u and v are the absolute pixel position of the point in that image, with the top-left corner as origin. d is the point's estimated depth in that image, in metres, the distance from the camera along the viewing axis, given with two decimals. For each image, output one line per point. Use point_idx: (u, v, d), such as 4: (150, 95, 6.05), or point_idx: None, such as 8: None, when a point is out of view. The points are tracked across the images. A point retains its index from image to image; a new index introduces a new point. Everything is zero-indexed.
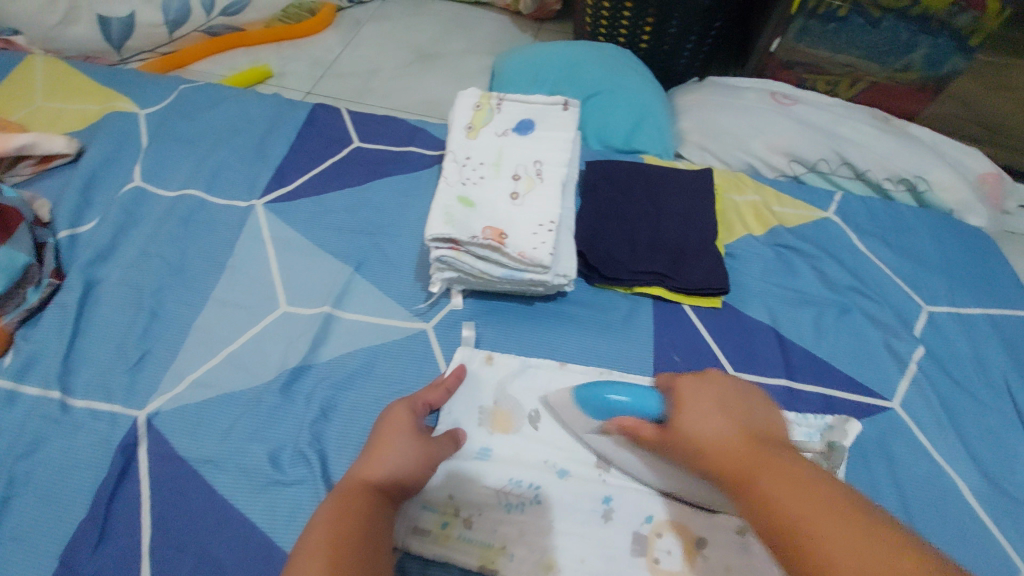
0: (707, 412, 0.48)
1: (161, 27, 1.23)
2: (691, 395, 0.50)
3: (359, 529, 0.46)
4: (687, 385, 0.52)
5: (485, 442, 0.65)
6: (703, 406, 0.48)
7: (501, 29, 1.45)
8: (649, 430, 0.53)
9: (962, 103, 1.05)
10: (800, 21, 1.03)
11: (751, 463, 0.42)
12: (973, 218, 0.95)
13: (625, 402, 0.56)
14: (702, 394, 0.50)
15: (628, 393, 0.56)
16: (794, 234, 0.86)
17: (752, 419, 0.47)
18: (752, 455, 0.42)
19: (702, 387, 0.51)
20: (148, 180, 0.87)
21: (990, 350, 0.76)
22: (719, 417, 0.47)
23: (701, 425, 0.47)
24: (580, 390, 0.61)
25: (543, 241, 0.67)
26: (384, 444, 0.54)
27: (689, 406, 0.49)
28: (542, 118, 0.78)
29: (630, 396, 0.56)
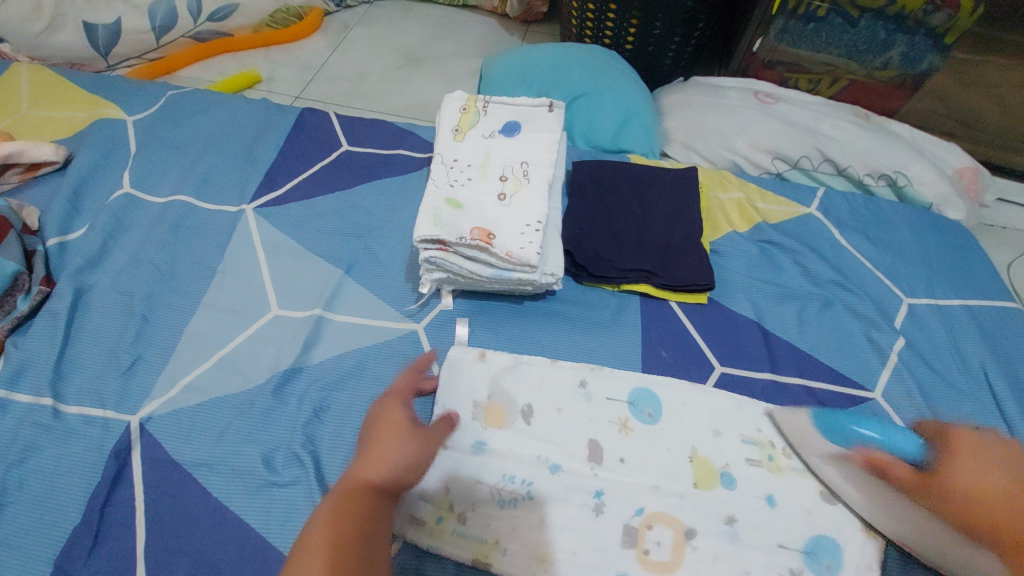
0: (974, 469, 0.59)
1: (148, 33, 1.23)
2: (966, 452, 0.60)
3: (359, 526, 0.46)
4: (962, 442, 0.62)
5: (479, 437, 0.66)
6: (984, 468, 0.59)
7: (489, 32, 1.46)
8: (903, 471, 0.61)
9: (940, 98, 1.08)
10: (780, 21, 1.05)
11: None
12: (952, 211, 0.97)
13: (874, 437, 0.62)
14: (975, 451, 0.60)
15: (877, 430, 0.62)
16: (777, 230, 0.88)
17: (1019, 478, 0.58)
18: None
19: (978, 446, 0.61)
20: (137, 186, 0.87)
21: (968, 340, 0.78)
22: (995, 475, 0.58)
23: (981, 478, 0.58)
24: (824, 416, 0.65)
25: (530, 241, 0.68)
26: (380, 444, 0.55)
27: (963, 461, 0.60)
28: (528, 120, 0.79)
29: (881, 435, 0.62)
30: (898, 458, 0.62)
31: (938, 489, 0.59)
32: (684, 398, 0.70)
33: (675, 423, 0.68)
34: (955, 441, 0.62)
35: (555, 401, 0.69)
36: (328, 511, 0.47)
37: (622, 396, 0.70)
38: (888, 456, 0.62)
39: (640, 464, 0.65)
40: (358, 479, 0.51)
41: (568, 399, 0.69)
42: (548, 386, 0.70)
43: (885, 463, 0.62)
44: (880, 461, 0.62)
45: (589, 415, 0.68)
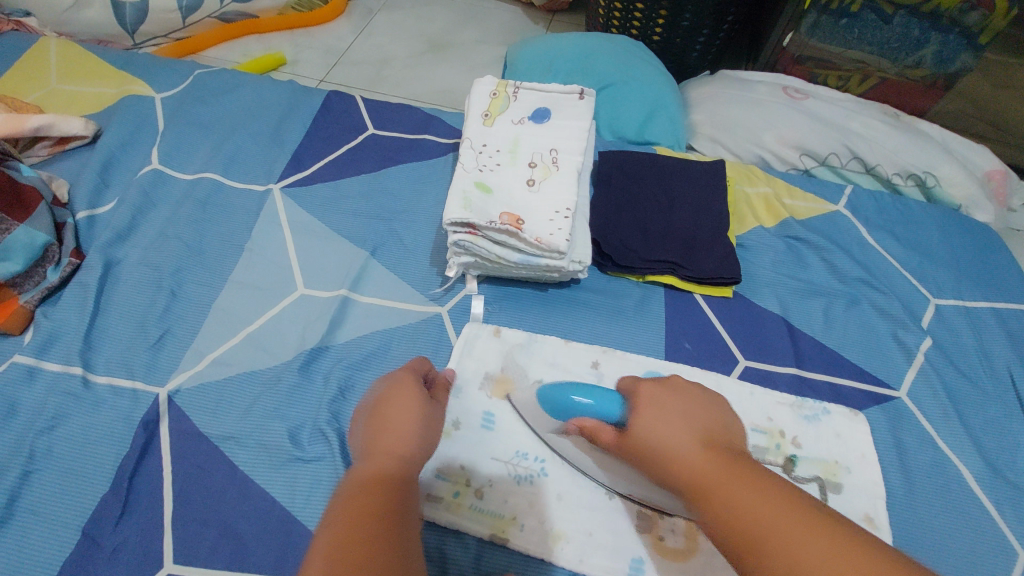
0: (662, 417, 0.48)
1: (174, 12, 1.23)
2: (649, 399, 0.50)
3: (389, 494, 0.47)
4: (647, 395, 0.50)
5: (488, 407, 0.66)
6: (666, 414, 0.48)
7: (513, 20, 1.45)
8: (608, 435, 0.51)
9: (970, 100, 1.05)
10: (812, 16, 1.04)
11: (712, 479, 0.41)
12: (980, 213, 0.96)
13: (588, 405, 0.53)
14: (664, 397, 0.50)
15: (592, 396, 0.53)
16: (804, 226, 0.87)
17: (711, 426, 0.47)
18: (720, 468, 0.42)
19: (663, 395, 0.50)
20: (165, 163, 0.87)
21: (995, 342, 0.77)
22: (678, 424, 0.46)
23: (660, 429, 0.46)
24: (547, 391, 0.58)
25: (559, 227, 0.67)
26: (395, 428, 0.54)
27: (645, 408, 0.49)
28: (558, 107, 0.79)
29: (594, 403, 0.53)
30: (603, 421, 0.52)
31: (633, 450, 0.48)
32: (695, 383, 0.70)
33: None
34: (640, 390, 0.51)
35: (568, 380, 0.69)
36: (353, 497, 0.45)
37: None
38: (594, 420, 0.53)
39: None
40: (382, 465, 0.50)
41: (580, 377, 0.70)
42: (562, 364, 0.71)
43: (594, 430, 0.52)
44: (587, 428, 0.53)
45: None
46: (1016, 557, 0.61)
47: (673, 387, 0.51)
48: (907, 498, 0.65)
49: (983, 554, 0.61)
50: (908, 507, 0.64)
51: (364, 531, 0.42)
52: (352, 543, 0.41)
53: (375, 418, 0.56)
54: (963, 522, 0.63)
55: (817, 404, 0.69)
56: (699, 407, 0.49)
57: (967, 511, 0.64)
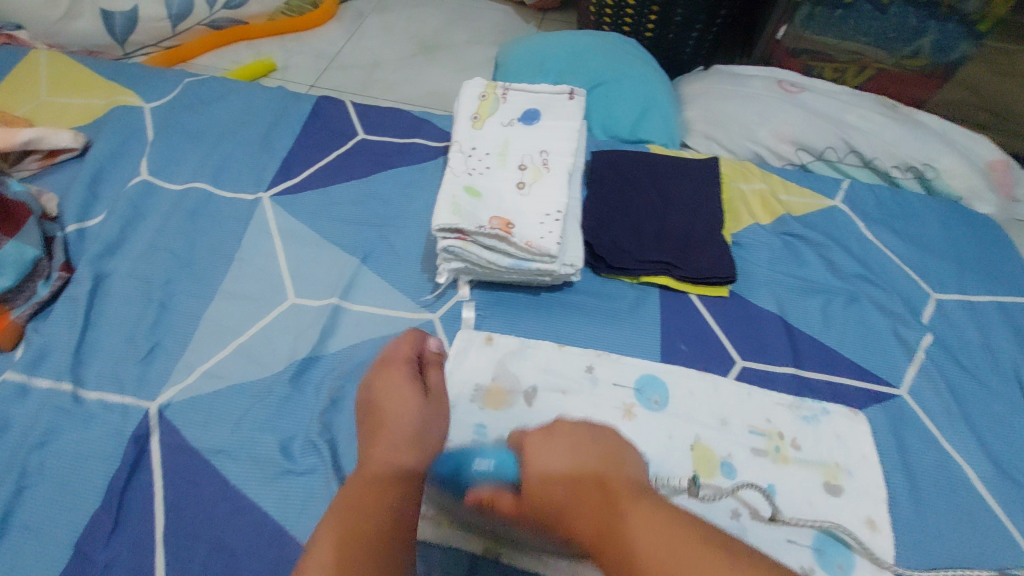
0: (551, 470, 0.48)
1: (164, 21, 1.23)
2: (536, 454, 0.50)
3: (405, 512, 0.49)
4: (531, 447, 0.51)
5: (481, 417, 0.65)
6: (547, 465, 0.48)
7: (505, 20, 1.45)
8: (507, 501, 0.52)
9: (969, 88, 1.03)
10: (807, 7, 1.02)
11: (603, 530, 0.42)
12: (981, 205, 0.95)
13: (488, 470, 0.56)
14: (549, 450, 0.50)
15: (492, 460, 0.57)
16: (800, 223, 0.86)
17: (598, 463, 0.47)
18: (605, 512, 0.43)
19: (546, 444, 0.50)
20: (154, 174, 0.87)
21: (999, 337, 0.76)
22: (562, 478, 0.47)
23: (551, 487, 0.47)
24: (445, 463, 0.58)
25: (549, 230, 0.67)
26: (398, 424, 0.55)
27: (535, 458, 0.50)
28: (548, 107, 0.77)
29: (493, 466, 0.56)
30: (500, 488, 0.53)
31: (539, 514, 0.48)
32: (691, 385, 0.69)
33: (684, 411, 0.67)
34: (526, 444, 0.52)
35: (562, 385, 0.69)
36: (350, 491, 0.48)
37: (630, 382, 0.69)
38: (490, 488, 0.54)
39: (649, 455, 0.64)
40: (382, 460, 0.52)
41: (574, 382, 0.69)
42: (555, 369, 0.70)
43: (492, 498, 0.53)
44: (485, 498, 0.53)
45: (595, 400, 0.68)
46: None
47: (557, 431, 0.51)
48: (910, 499, 0.63)
49: (990, 556, 0.60)
50: (911, 509, 0.63)
51: (364, 523, 0.45)
52: (353, 536, 0.44)
53: (375, 413, 0.57)
54: (969, 523, 0.62)
55: (816, 404, 0.68)
56: (582, 447, 0.49)
57: (972, 513, 0.63)
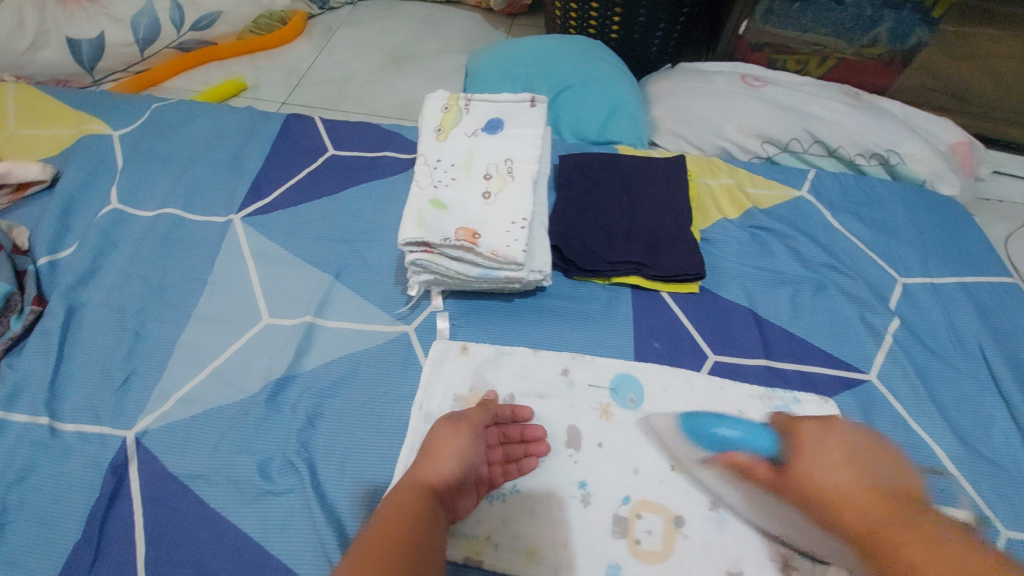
0: (833, 460, 0.55)
1: (131, 46, 1.23)
2: (813, 441, 0.58)
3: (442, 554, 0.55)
4: (808, 433, 0.59)
5: None
6: (825, 459, 0.55)
7: (473, 27, 1.46)
8: (763, 469, 0.59)
9: (931, 73, 1.05)
10: (765, 2, 1.03)
11: (904, 544, 0.48)
12: (946, 187, 0.96)
13: (736, 437, 0.61)
14: (827, 438, 0.58)
15: (737, 430, 0.61)
16: (767, 215, 0.88)
17: (881, 477, 0.53)
18: (894, 519, 0.50)
19: (824, 437, 0.58)
20: (125, 202, 0.87)
21: (964, 316, 0.77)
22: (848, 475, 0.54)
23: (827, 479, 0.54)
24: (690, 420, 0.64)
25: (515, 238, 0.67)
26: (469, 448, 0.58)
27: (809, 447, 0.57)
28: (511, 116, 0.78)
29: (741, 433, 0.61)
30: (755, 456, 0.60)
31: (791, 487, 0.56)
32: (665, 382, 0.70)
33: (659, 408, 0.68)
34: (801, 430, 0.59)
35: (538, 389, 0.69)
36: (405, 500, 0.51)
37: (605, 383, 0.70)
38: (746, 455, 0.60)
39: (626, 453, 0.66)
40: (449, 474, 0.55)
41: (551, 386, 0.70)
42: (531, 374, 0.71)
43: (749, 464, 0.59)
44: (742, 463, 0.60)
45: (572, 403, 0.68)
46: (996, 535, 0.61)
47: (837, 430, 0.58)
48: None
49: None
50: None
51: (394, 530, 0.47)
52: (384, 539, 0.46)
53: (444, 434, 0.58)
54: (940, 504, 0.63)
55: (787, 394, 0.69)
56: (858, 454, 0.56)
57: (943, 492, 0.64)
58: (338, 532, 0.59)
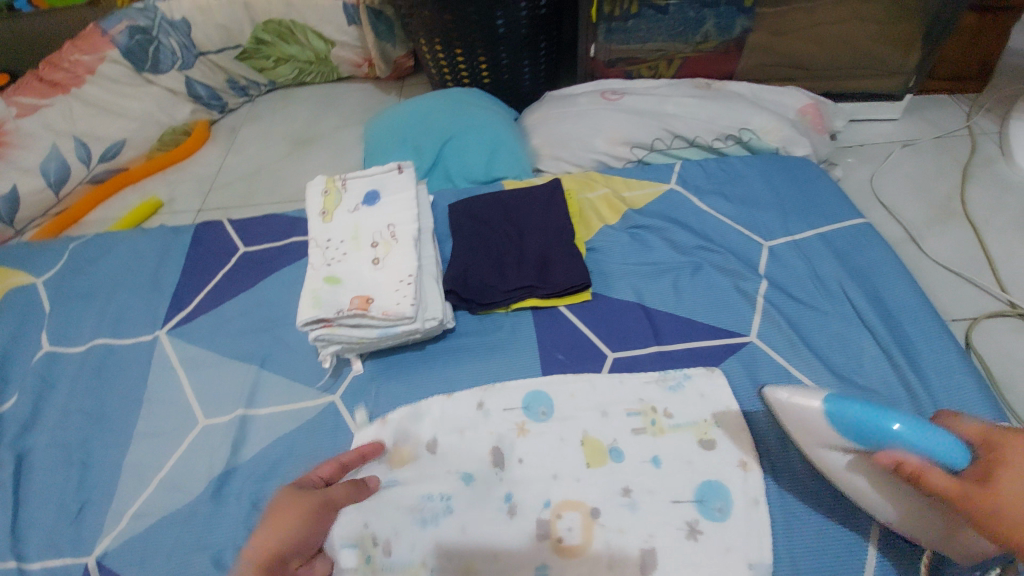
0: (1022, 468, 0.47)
1: (45, 190, 1.28)
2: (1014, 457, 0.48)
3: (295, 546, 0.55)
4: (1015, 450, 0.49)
5: (388, 477, 0.72)
6: None
7: (367, 96, 1.57)
8: (939, 480, 0.50)
9: (767, 51, 1.17)
10: (603, 25, 1.13)
11: None
12: (799, 149, 1.06)
13: (904, 437, 0.51)
14: None
15: (910, 429, 0.51)
16: (643, 214, 0.96)
17: None
18: None
19: None
20: (57, 343, 0.92)
21: (825, 263, 0.86)
22: None
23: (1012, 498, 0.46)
24: (839, 407, 0.55)
25: (404, 295, 0.74)
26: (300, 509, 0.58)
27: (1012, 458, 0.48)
28: (385, 185, 0.86)
29: (911, 433, 0.51)
30: (932, 461, 0.51)
31: (969, 505, 0.48)
32: (570, 388, 0.77)
33: (568, 413, 0.75)
34: (1007, 444, 0.49)
35: (457, 424, 0.75)
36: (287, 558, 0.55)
37: (518, 402, 0.76)
38: (919, 457, 0.51)
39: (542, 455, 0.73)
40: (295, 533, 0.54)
41: (469, 418, 0.76)
42: (449, 411, 0.76)
43: (920, 470, 0.51)
44: (909, 464, 0.51)
45: (489, 428, 0.74)
46: None
47: None
48: (775, 429, 0.71)
49: None
50: (776, 439, 0.71)
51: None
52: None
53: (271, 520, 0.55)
54: None
55: (678, 372, 0.77)
56: None
57: None
58: None
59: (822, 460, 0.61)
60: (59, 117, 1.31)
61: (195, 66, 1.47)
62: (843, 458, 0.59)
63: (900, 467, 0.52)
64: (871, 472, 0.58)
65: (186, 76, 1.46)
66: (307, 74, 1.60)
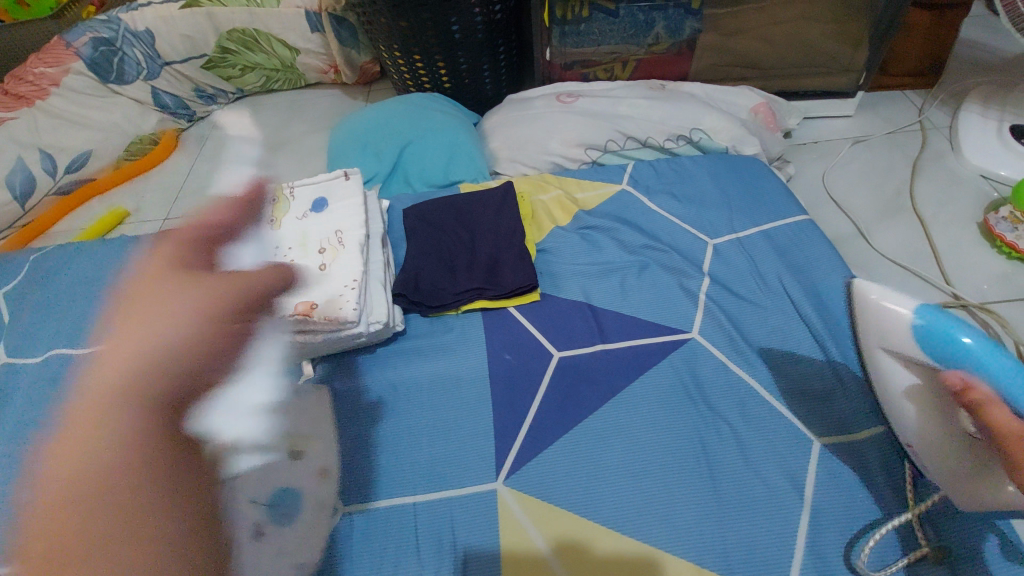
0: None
1: (11, 203, 1.29)
2: None
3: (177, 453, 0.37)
4: None
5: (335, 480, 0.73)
6: None
7: (334, 102, 1.58)
8: (1003, 417, 0.47)
9: (719, 51, 1.19)
10: (557, 29, 1.15)
11: None
12: (749, 147, 1.08)
13: (985, 367, 0.48)
14: None
15: (995, 359, 0.48)
16: (593, 215, 0.98)
17: None
18: None
19: None
20: (14, 355, 0.93)
21: (766, 259, 0.87)
22: None
23: None
24: (930, 322, 0.51)
25: (349, 299, 0.77)
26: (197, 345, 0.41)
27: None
28: (332, 193, 0.90)
29: (996, 363, 0.48)
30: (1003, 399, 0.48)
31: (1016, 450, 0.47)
32: (518, 385, 0.79)
33: (515, 410, 0.77)
34: None
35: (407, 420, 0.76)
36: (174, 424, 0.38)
37: (467, 397, 0.79)
38: (989, 390, 0.48)
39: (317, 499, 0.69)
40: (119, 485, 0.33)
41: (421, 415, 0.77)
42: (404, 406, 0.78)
43: (983, 401, 0.48)
44: (975, 391, 0.49)
45: (443, 422, 0.76)
46: (811, 444, 0.70)
47: None
48: (712, 423, 0.73)
49: (780, 451, 0.70)
50: (713, 432, 0.72)
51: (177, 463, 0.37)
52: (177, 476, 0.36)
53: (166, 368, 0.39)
54: (763, 431, 0.72)
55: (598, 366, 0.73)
56: None
57: (763, 419, 0.73)
58: None
59: (884, 369, 0.58)
60: (24, 131, 1.32)
61: (160, 74, 1.49)
62: (903, 375, 0.56)
63: (965, 392, 0.49)
64: (921, 395, 0.56)
65: (152, 85, 1.49)
66: (274, 81, 1.60)
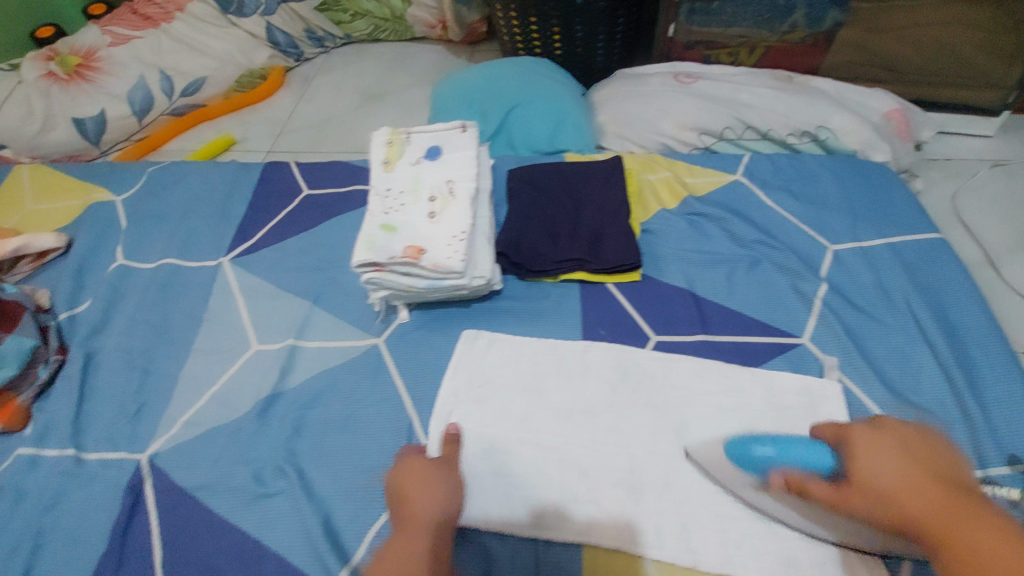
0: (880, 460, 0.50)
1: (130, 117, 1.37)
2: (864, 442, 0.52)
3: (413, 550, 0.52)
4: (859, 435, 0.53)
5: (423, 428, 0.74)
6: (875, 453, 0.51)
7: (437, 58, 1.58)
8: (820, 487, 0.52)
9: (859, 48, 1.11)
10: (687, 5, 1.11)
11: (951, 523, 0.44)
12: (879, 154, 1.01)
13: (777, 453, 0.56)
14: (881, 441, 0.51)
15: (779, 446, 0.56)
16: (703, 202, 0.94)
17: (940, 467, 0.49)
18: (954, 507, 0.45)
19: (875, 436, 0.52)
20: (130, 258, 0.99)
21: (893, 275, 0.82)
22: (895, 461, 0.49)
23: (880, 472, 0.49)
24: (730, 447, 0.61)
25: (455, 250, 0.76)
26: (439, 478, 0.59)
27: (862, 455, 0.51)
28: (446, 142, 0.88)
29: (781, 450, 0.56)
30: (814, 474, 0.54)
31: (857, 498, 0.50)
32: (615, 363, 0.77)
33: (621, 391, 0.75)
34: (851, 433, 0.53)
35: (521, 381, 0.77)
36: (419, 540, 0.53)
37: (571, 368, 0.77)
38: (800, 472, 0.54)
39: (458, 391, 0.76)
40: (424, 553, 0.52)
41: (529, 379, 0.77)
42: (517, 363, 0.78)
43: (802, 482, 0.54)
44: (795, 481, 0.54)
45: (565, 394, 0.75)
46: None
47: (888, 427, 0.53)
48: None
49: None
50: None
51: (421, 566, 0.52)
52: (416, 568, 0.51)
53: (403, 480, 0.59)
54: None
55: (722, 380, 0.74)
56: (916, 444, 0.51)
57: None
58: (324, 520, 0.67)
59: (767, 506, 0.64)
60: (148, 51, 1.38)
61: (277, 12, 1.49)
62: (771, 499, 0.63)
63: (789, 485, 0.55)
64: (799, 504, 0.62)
65: (267, 21, 1.49)
66: (382, 31, 1.61)
